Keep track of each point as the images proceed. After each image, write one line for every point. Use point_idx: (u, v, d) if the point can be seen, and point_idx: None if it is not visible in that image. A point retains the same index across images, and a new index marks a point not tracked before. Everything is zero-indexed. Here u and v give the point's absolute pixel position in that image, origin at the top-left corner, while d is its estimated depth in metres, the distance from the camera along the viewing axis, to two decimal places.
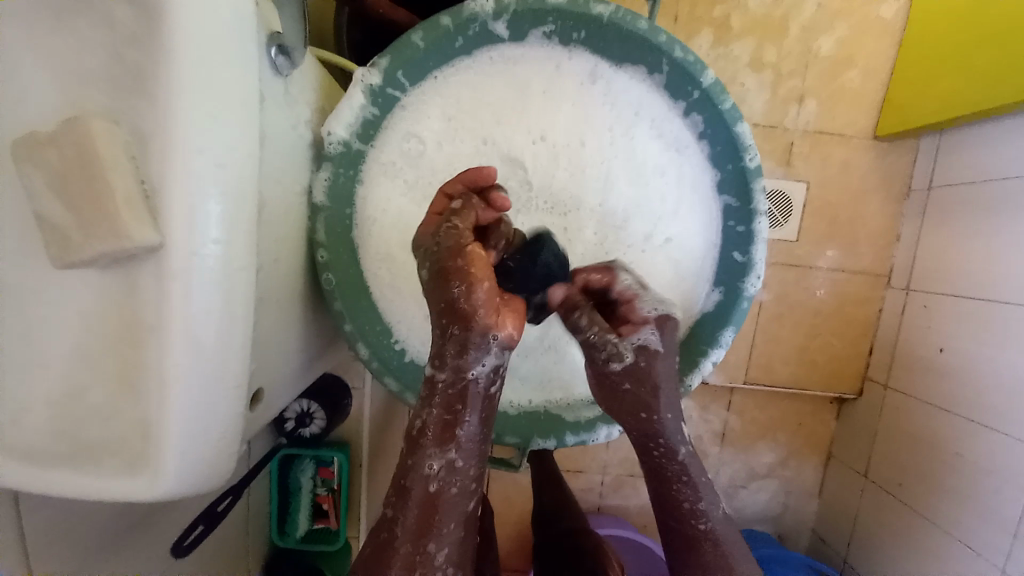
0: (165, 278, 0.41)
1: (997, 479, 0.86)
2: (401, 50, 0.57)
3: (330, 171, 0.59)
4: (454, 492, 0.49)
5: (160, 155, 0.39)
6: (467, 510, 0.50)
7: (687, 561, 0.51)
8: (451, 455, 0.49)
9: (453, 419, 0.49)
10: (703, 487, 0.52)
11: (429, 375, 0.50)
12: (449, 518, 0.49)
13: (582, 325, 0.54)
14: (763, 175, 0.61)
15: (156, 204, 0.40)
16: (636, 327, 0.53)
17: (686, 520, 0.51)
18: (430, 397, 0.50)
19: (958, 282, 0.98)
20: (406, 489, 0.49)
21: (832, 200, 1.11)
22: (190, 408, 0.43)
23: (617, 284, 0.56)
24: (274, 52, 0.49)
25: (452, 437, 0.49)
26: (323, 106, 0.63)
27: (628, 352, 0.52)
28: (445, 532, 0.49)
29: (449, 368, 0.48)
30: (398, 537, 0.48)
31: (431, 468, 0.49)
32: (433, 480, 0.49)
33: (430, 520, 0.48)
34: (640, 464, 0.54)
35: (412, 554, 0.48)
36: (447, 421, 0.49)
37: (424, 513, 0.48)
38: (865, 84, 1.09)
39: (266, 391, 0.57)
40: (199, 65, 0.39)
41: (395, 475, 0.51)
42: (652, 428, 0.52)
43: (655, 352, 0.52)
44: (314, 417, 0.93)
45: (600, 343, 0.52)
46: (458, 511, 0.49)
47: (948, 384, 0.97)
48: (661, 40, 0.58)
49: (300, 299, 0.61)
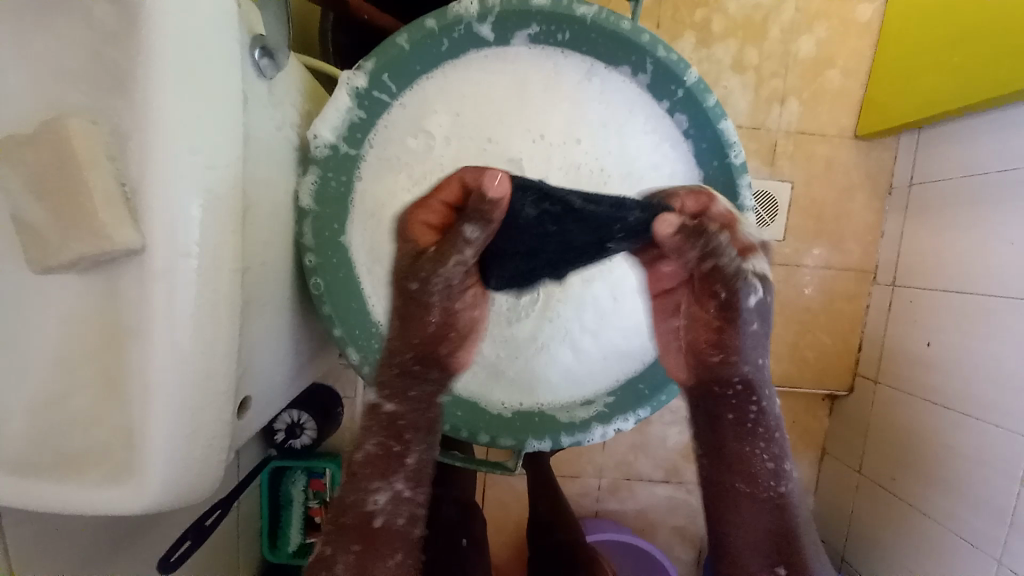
0: (148, 281, 0.40)
1: (987, 468, 0.87)
2: (386, 53, 0.57)
3: (317, 174, 0.59)
4: (399, 524, 0.50)
5: (142, 154, 0.39)
6: (412, 538, 0.51)
7: (769, 523, 0.51)
8: (396, 485, 0.51)
9: (401, 449, 0.52)
10: (785, 451, 0.54)
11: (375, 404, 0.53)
12: (392, 549, 0.49)
13: (717, 253, 0.50)
14: (748, 171, 0.62)
15: (138, 205, 0.39)
16: (748, 254, 0.51)
17: (771, 480, 0.52)
18: (371, 426, 0.53)
19: (942, 276, 1.00)
20: (346, 522, 0.49)
21: (816, 199, 1.13)
22: (176, 412, 0.42)
23: (713, 208, 0.52)
24: (258, 54, 0.48)
25: (395, 466, 0.51)
26: (309, 109, 0.62)
27: (756, 284, 0.51)
28: (385, 566, 0.48)
29: (404, 403, 0.53)
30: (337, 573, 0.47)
31: (376, 501, 0.50)
32: (378, 514, 0.50)
33: (376, 552, 0.48)
34: (729, 422, 0.53)
35: None
36: (393, 450, 0.52)
37: (365, 549, 0.48)
38: (843, 86, 1.11)
39: (255, 397, 0.56)
40: (189, 66, 0.39)
41: (334, 505, 0.51)
42: (751, 384, 0.53)
43: (771, 281, 0.53)
44: (305, 427, 0.91)
45: (736, 271, 0.50)
46: (404, 541, 0.50)
47: (936, 377, 0.99)
48: (644, 39, 0.59)
49: (289, 305, 0.61)
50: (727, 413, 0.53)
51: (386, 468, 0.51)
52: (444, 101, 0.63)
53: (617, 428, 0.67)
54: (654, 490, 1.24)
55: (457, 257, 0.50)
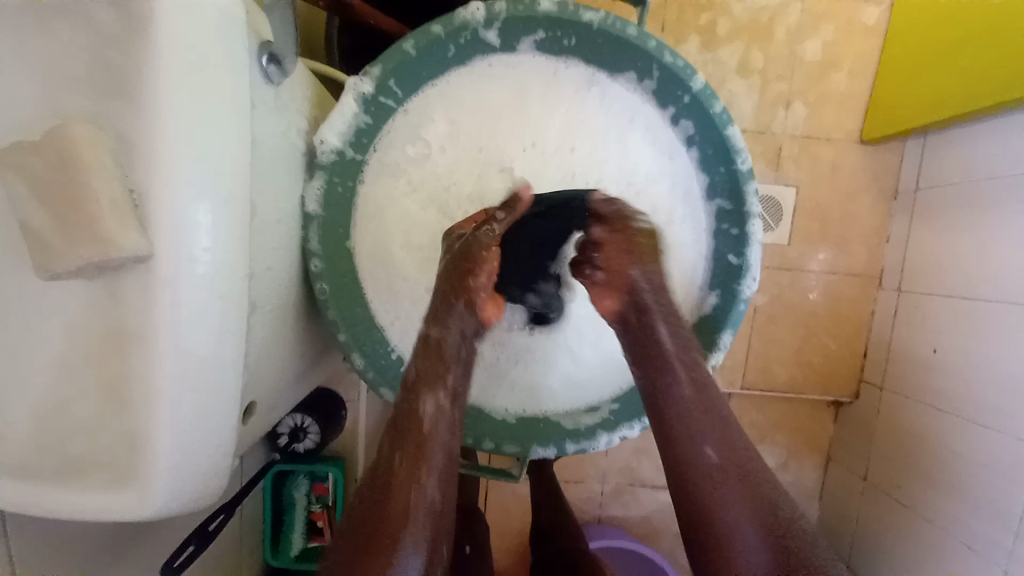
0: (154, 287, 0.40)
1: (993, 474, 0.86)
2: (391, 59, 0.57)
3: (323, 180, 0.59)
4: (442, 433, 0.53)
5: (151, 160, 0.39)
6: (453, 448, 0.54)
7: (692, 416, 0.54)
8: (439, 396, 0.54)
9: (443, 366, 0.55)
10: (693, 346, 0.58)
11: (424, 334, 0.56)
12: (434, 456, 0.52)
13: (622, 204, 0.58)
14: (755, 178, 0.61)
15: (145, 211, 0.39)
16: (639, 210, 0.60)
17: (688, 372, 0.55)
18: (423, 353, 0.55)
19: (948, 281, 1.00)
20: (399, 432, 0.53)
21: (822, 202, 1.13)
22: (181, 418, 0.42)
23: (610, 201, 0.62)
24: (265, 60, 0.48)
25: (440, 381, 0.54)
26: (317, 114, 0.62)
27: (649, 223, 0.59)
28: (434, 463, 0.52)
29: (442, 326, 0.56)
30: (393, 475, 0.51)
31: (425, 409, 0.53)
32: (427, 420, 0.53)
33: (420, 458, 0.51)
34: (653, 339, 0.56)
35: (406, 487, 0.50)
36: (437, 368, 0.55)
37: (416, 451, 0.52)
38: (849, 87, 1.11)
39: (259, 402, 0.55)
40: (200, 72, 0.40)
41: (389, 421, 0.54)
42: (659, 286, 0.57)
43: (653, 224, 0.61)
44: (308, 431, 0.91)
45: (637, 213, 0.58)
46: (445, 448, 0.53)
47: (942, 383, 0.98)
48: (650, 45, 0.58)
49: (295, 309, 0.60)
50: (675, 358, 0.56)
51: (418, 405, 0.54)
52: (449, 106, 0.64)
53: (623, 436, 0.66)
54: (658, 495, 1.23)
55: (489, 227, 0.56)
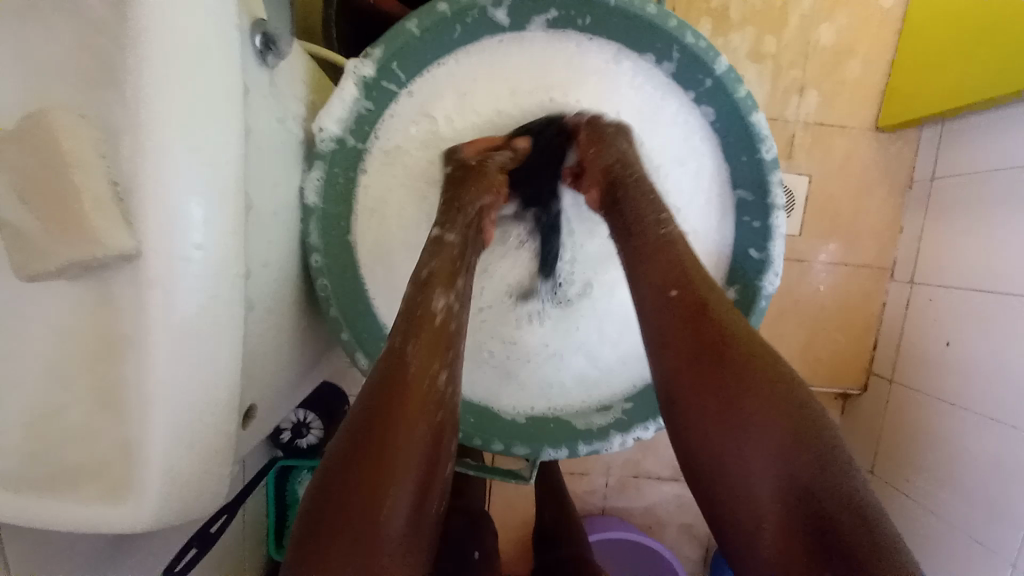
0: (144, 288, 0.37)
1: (1003, 472, 0.85)
2: (395, 39, 0.53)
3: (322, 170, 0.55)
4: (455, 328, 0.49)
5: (136, 151, 0.36)
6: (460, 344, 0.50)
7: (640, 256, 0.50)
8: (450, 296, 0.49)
9: (458, 266, 0.51)
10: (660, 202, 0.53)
11: (437, 236, 0.53)
12: (447, 348, 0.48)
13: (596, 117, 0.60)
14: (780, 167, 0.58)
15: (133, 207, 0.36)
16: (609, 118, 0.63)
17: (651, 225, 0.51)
18: (434, 254, 0.51)
19: (961, 275, 0.97)
20: (416, 323, 0.47)
21: (835, 193, 1.09)
22: (177, 424, 0.40)
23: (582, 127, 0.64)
24: (259, 40, 0.45)
25: (456, 281, 0.50)
26: (315, 101, 0.59)
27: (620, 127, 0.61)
28: (451, 356, 0.48)
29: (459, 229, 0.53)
30: (408, 367, 0.45)
31: (439, 306, 0.48)
32: (440, 315, 0.48)
33: (435, 350, 0.46)
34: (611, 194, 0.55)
35: (422, 378, 0.45)
36: (454, 268, 0.51)
37: (433, 343, 0.47)
38: (863, 76, 1.07)
39: (260, 405, 0.53)
40: (193, 56, 0.37)
41: (401, 311, 0.48)
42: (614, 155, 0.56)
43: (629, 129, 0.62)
44: (311, 427, 0.89)
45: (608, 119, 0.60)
46: (456, 339, 0.49)
47: (953, 379, 0.96)
48: (672, 25, 0.54)
49: (294, 308, 0.58)
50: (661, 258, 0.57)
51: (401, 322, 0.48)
52: (457, 92, 0.60)
53: (636, 437, 0.64)
54: (662, 489, 1.22)
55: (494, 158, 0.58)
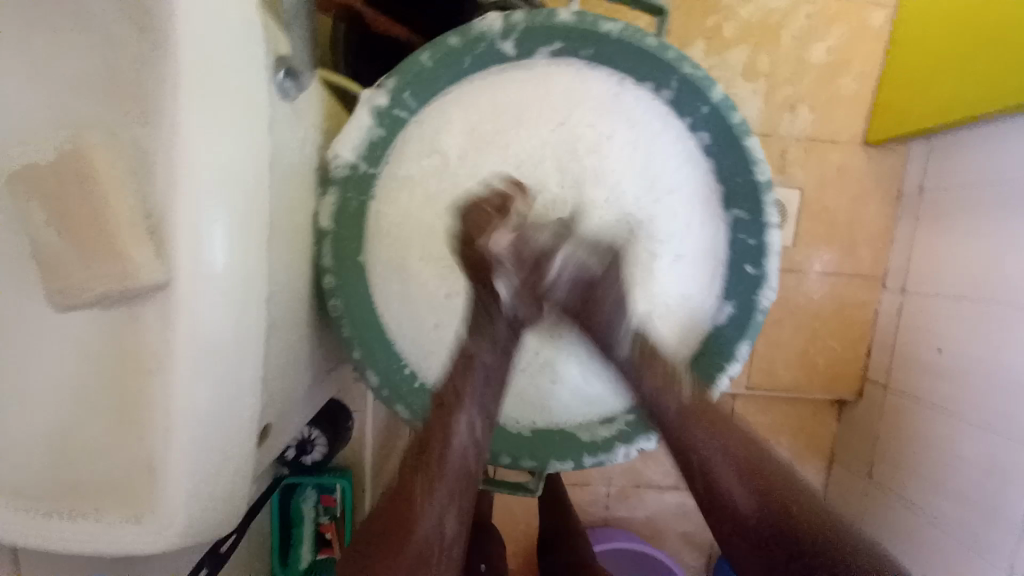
0: (170, 312, 0.39)
1: (1001, 480, 0.87)
2: (408, 69, 0.56)
3: (337, 196, 0.58)
4: (461, 455, 0.52)
5: (166, 182, 0.38)
6: (469, 468, 0.52)
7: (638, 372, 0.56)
8: (471, 418, 0.52)
9: (461, 393, 0.52)
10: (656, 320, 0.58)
11: (467, 350, 0.53)
12: (447, 477, 0.51)
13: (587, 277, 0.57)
14: (773, 189, 0.61)
15: (163, 235, 0.38)
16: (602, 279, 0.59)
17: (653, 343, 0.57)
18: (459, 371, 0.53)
19: (954, 285, 0.99)
20: (424, 451, 0.52)
21: (828, 205, 1.12)
22: (199, 444, 0.41)
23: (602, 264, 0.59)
24: (282, 75, 0.47)
25: (464, 402, 0.52)
26: (329, 127, 0.61)
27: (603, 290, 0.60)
28: (446, 486, 0.51)
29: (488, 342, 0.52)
30: (414, 490, 0.50)
31: (455, 432, 0.52)
32: (454, 447, 0.52)
33: (437, 480, 0.51)
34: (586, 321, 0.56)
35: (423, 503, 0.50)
36: (452, 401, 0.52)
37: (435, 474, 0.51)
38: (855, 91, 1.10)
39: (274, 424, 0.54)
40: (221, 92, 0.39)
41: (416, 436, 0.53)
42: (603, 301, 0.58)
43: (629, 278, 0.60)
44: (315, 443, 0.90)
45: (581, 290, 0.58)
46: (460, 468, 0.52)
47: (949, 386, 0.98)
48: (670, 57, 0.58)
49: (305, 326, 0.59)
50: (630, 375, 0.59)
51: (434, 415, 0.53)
52: (463, 112, 0.62)
53: (639, 448, 0.66)
54: (663, 498, 1.23)
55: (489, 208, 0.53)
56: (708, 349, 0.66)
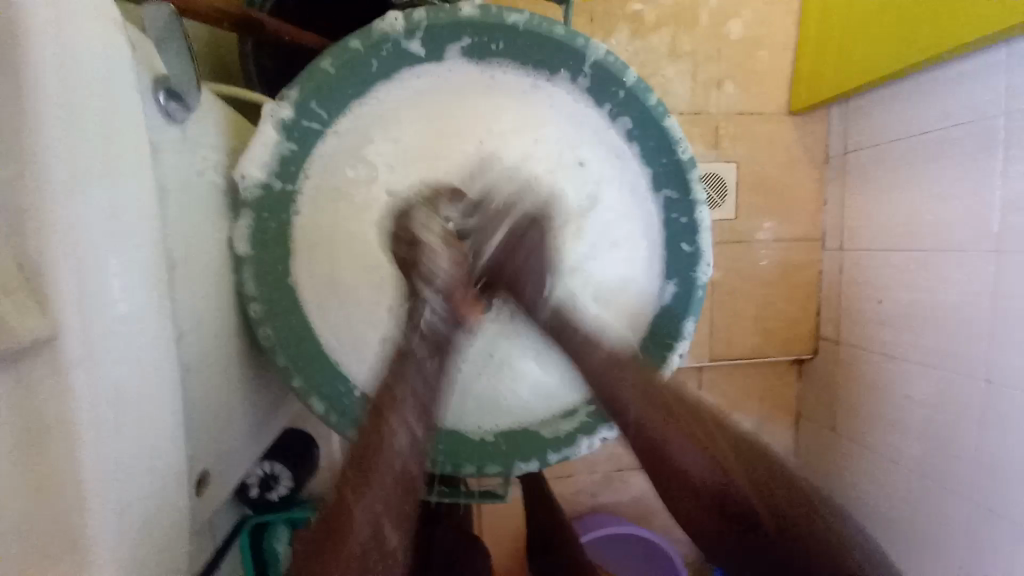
0: (62, 370, 0.34)
1: (956, 415, 0.92)
2: (311, 77, 0.53)
3: (250, 218, 0.54)
4: (395, 464, 0.46)
5: (31, 225, 0.33)
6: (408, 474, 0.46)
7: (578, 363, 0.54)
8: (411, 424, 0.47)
9: (411, 400, 0.48)
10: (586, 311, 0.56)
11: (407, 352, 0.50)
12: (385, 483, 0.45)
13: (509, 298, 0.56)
14: (697, 166, 0.62)
15: (37, 284, 0.33)
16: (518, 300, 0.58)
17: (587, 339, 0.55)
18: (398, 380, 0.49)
19: (885, 237, 1.05)
20: (366, 467, 0.45)
21: (762, 175, 1.16)
22: (123, 501, 0.38)
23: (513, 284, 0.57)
24: (163, 97, 0.43)
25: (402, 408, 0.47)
26: (235, 145, 0.58)
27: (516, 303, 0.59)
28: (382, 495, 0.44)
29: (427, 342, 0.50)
30: (350, 502, 0.44)
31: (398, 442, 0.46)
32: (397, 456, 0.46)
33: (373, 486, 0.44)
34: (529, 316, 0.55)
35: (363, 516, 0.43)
36: (408, 406, 0.48)
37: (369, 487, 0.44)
38: (774, 63, 1.14)
39: (213, 471, 0.51)
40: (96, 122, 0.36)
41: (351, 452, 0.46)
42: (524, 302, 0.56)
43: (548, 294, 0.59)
44: (280, 479, 0.84)
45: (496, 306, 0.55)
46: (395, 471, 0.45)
47: (893, 332, 1.03)
48: (579, 43, 0.57)
49: (235, 361, 0.55)
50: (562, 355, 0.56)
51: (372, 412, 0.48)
52: (384, 121, 0.60)
53: (602, 438, 0.65)
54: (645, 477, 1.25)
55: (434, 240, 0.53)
56: (658, 329, 0.67)
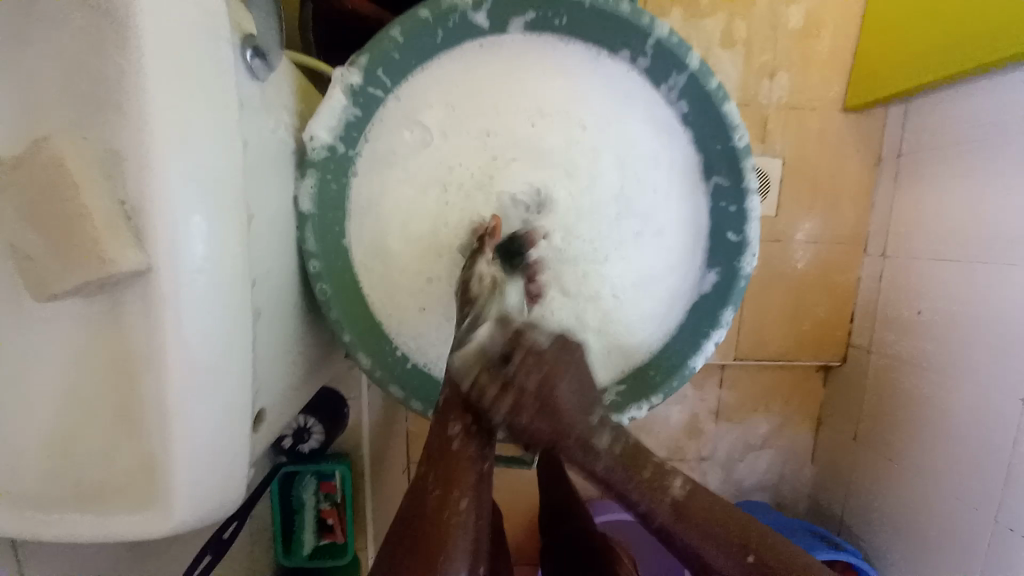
0: (153, 301, 0.39)
1: (983, 431, 0.89)
2: (378, 46, 0.55)
3: (315, 178, 0.57)
4: (471, 454, 0.50)
5: (137, 173, 0.37)
6: (484, 473, 0.50)
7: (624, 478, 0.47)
8: (467, 419, 0.51)
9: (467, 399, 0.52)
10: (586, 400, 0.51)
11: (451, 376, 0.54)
12: (465, 473, 0.48)
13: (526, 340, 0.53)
14: (753, 154, 0.62)
15: (138, 222, 0.37)
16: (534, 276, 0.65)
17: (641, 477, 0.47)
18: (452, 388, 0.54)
19: (934, 245, 1.01)
20: (432, 449, 0.50)
21: (809, 172, 1.12)
22: (195, 428, 0.41)
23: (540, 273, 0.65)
24: (249, 54, 0.46)
25: (469, 404, 0.52)
26: (303, 110, 0.60)
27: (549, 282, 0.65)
28: (467, 484, 0.48)
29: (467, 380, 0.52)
30: (427, 488, 0.48)
31: (454, 430, 0.50)
32: (455, 439, 0.50)
33: (451, 478, 0.48)
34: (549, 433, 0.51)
35: (439, 501, 0.47)
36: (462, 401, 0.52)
37: (449, 465, 0.49)
38: (832, 56, 1.10)
39: (269, 410, 0.54)
40: (195, 77, 0.38)
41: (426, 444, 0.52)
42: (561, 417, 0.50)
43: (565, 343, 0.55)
44: (312, 432, 0.91)
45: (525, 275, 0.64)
46: (476, 473, 0.49)
47: (931, 344, 1.00)
48: (644, 22, 0.57)
49: (294, 313, 0.59)
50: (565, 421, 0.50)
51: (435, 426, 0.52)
52: (443, 89, 0.61)
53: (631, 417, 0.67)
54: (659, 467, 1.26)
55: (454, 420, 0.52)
56: (691, 319, 0.67)
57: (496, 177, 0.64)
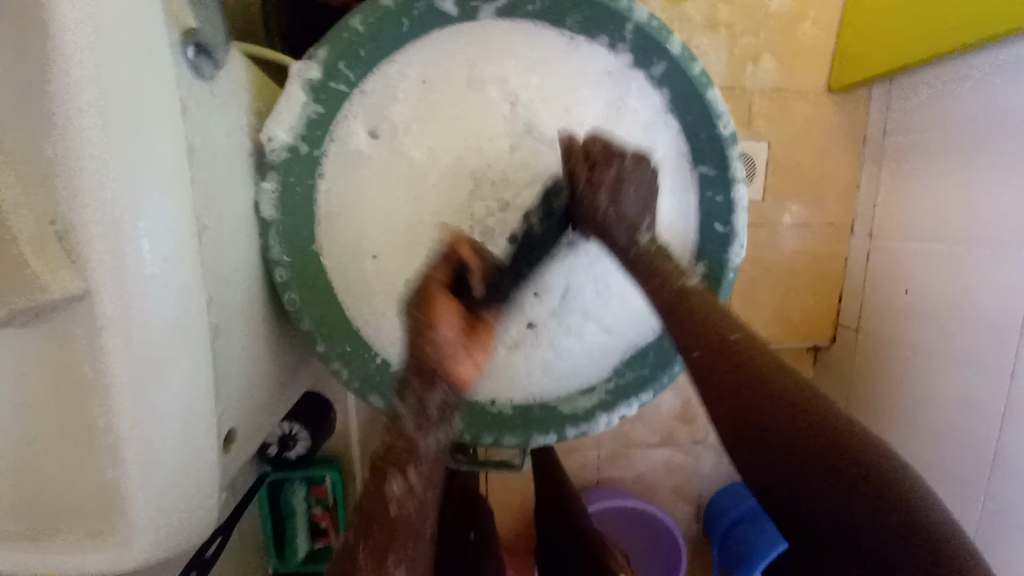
0: (97, 327, 0.36)
1: (972, 411, 0.90)
2: (339, 37, 0.52)
3: (277, 181, 0.54)
4: (411, 514, 0.47)
5: (70, 189, 0.34)
6: (426, 530, 0.48)
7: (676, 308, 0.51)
8: (408, 475, 0.47)
9: (409, 448, 0.47)
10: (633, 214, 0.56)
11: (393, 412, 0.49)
12: (404, 535, 0.47)
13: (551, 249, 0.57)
14: (738, 142, 0.60)
15: (75, 241, 0.35)
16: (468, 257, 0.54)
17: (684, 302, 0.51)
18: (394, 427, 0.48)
19: (922, 226, 1.00)
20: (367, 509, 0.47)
21: (794, 156, 1.11)
22: (157, 457, 0.39)
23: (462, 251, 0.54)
24: (192, 51, 0.42)
25: (410, 460, 0.47)
26: (263, 108, 0.57)
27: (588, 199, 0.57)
28: (406, 549, 0.46)
29: (412, 404, 0.48)
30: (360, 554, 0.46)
31: (393, 489, 0.47)
32: (393, 503, 0.47)
33: (390, 541, 0.46)
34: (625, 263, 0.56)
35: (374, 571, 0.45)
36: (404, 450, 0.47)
37: (385, 533, 0.46)
38: (816, 36, 1.07)
39: (240, 427, 0.52)
40: (125, 76, 0.35)
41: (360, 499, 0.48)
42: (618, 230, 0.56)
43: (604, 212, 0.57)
44: (297, 440, 0.86)
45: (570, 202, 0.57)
46: (416, 534, 0.47)
47: (918, 325, 1.00)
48: (622, 5, 0.54)
49: (262, 325, 0.56)
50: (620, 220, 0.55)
51: (374, 471, 0.48)
52: (410, 82, 0.58)
53: (620, 416, 0.66)
54: (652, 457, 1.25)
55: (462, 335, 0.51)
56: None
57: (471, 173, 0.61)
